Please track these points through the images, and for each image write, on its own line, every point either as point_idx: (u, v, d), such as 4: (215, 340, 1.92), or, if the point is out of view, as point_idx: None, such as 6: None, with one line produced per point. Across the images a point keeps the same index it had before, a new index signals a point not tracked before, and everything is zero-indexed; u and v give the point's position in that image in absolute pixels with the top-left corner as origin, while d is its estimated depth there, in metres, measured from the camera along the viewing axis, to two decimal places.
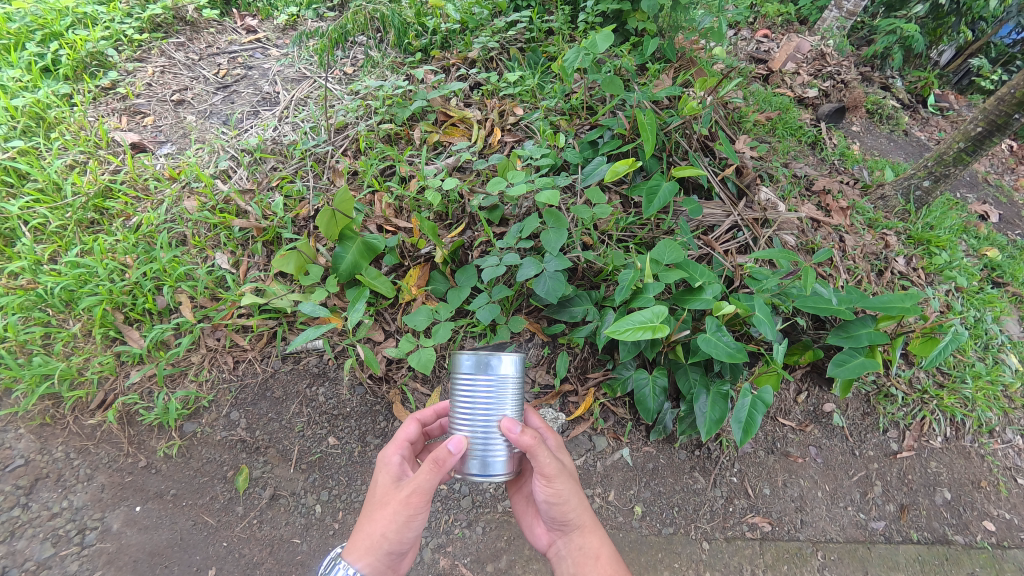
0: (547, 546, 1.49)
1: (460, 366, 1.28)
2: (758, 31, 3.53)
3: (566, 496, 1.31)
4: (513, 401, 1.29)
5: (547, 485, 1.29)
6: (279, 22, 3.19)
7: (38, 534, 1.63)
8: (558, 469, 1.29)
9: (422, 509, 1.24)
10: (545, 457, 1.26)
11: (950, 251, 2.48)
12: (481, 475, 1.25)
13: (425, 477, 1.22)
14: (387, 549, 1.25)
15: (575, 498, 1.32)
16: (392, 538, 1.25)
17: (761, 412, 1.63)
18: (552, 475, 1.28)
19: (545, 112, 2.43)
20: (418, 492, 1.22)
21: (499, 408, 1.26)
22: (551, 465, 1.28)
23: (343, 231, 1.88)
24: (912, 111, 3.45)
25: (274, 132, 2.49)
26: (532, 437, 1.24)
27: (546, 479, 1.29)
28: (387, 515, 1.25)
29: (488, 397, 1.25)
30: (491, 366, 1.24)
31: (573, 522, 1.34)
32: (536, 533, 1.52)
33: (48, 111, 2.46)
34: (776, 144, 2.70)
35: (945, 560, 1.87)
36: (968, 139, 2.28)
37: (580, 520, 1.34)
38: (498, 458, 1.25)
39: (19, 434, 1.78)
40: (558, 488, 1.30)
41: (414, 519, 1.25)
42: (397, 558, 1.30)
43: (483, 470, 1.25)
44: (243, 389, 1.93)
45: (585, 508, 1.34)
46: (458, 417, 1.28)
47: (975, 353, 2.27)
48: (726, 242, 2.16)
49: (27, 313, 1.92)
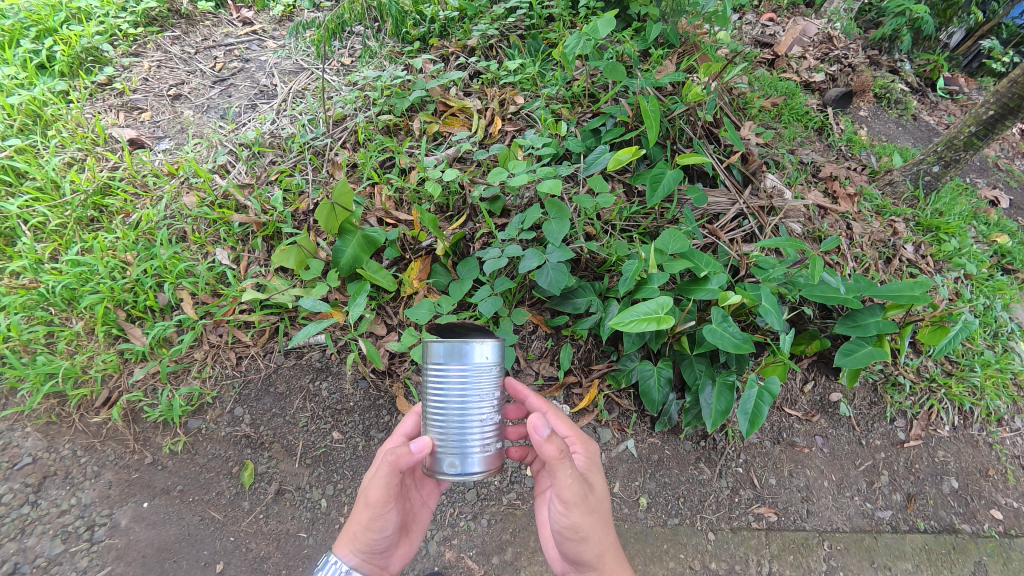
0: (561, 570, 1.48)
1: (433, 355, 1.22)
2: (763, 14, 3.45)
3: (585, 529, 1.29)
4: (489, 393, 1.24)
5: (566, 512, 1.28)
6: (275, 14, 3.13)
7: (48, 531, 1.65)
8: (581, 497, 1.25)
9: (387, 506, 1.29)
10: (567, 476, 1.22)
11: (960, 238, 2.44)
12: (454, 469, 1.22)
13: (380, 477, 1.26)
14: (360, 545, 1.31)
15: (596, 534, 1.29)
16: (362, 535, 1.30)
17: (767, 404, 1.61)
18: (572, 502, 1.25)
19: (546, 100, 2.39)
20: (376, 488, 1.27)
21: (474, 399, 1.21)
22: (575, 491, 1.24)
23: (343, 224, 1.86)
24: (921, 95, 3.38)
25: (272, 126, 2.47)
26: (556, 449, 1.19)
27: (567, 506, 1.26)
28: (356, 512, 1.31)
29: (460, 389, 1.20)
30: (460, 356, 1.19)
31: (590, 560, 1.32)
32: (552, 555, 1.51)
33: (45, 108, 2.45)
34: (782, 130, 2.65)
35: (952, 549, 1.86)
36: (980, 123, 2.24)
37: (599, 557, 1.31)
38: (473, 450, 1.22)
39: (26, 433, 1.78)
40: (577, 519, 1.28)
41: (379, 518, 1.29)
42: (377, 553, 1.36)
43: (456, 464, 1.22)
44: (246, 385, 1.93)
45: (606, 548, 1.30)
46: (433, 412, 1.23)
47: (984, 341, 2.24)
48: (731, 231, 2.14)
49: (29, 312, 1.91)
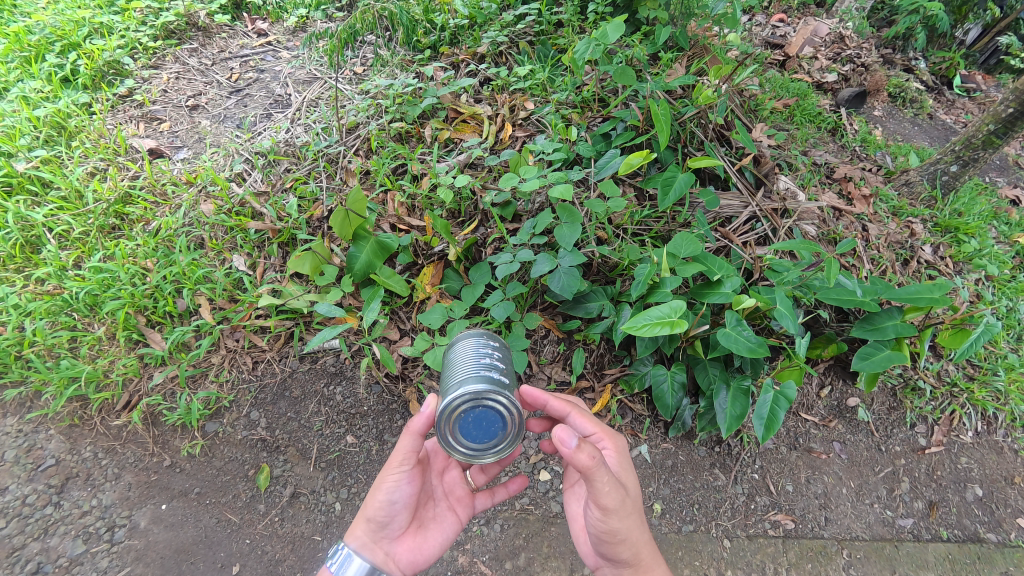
0: (594, 566, 1.47)
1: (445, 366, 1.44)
2: (773, 16, 3.43)
3: (622, 532, 1.29)
4: (466, 357, 1.31)
5: (604, 516, 1.27)
6: (290, 24, 3.20)
7: (70, 531, 1.68)
8: (617, 502, 1.25)
9: (400, 472, 1.35)
10: (602, 481, 1.20)
11: (980, 239, 2.39)
12: (484, 391, 1.20)
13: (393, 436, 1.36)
14: (367, 515, 1.37)
15: (633, 534, 1.30)
16: (372, 500, 1.37)
17: (783, 408, 1.60)
18: (609, 507, 1.24)
19: (556, 105, 2.41)
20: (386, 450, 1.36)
21: (451, 364, 1.34)
22: (611, 497, 1.23)
23: (357, 231, 1.90)
24: (937, 93, 3.33)
25: (287, 134, 2.51)
26: (589, 457, 1.16)
27: (605, 511, 1.25)
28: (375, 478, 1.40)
29: (463, 349, 1.36)
30: (475, 332, 1.45)
31: (627, 558, 1.33)
32: (583, 551, 1.49)
33: (69, 120, 2.53)
34: (794, 131, 2.63)
35: (976, 559, 1.81)
36: (998, 121, 2.19)
37: (636, 555, 1.32)
38: (494, 378, 1.24)
39: (50, 435, 1.83)
40: (614, 523, 1.27)
41: (386, 482, 1.35)
42: (384, 532, 1.39)
43: (480, 383, 1.21)
44: (263, 389, 1.96)
45: (642, 545, 1.32)
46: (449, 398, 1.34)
47: (1007, 344, 2.19)
48: (744, 234, 2.12)
49: (54, 318, 1.98)
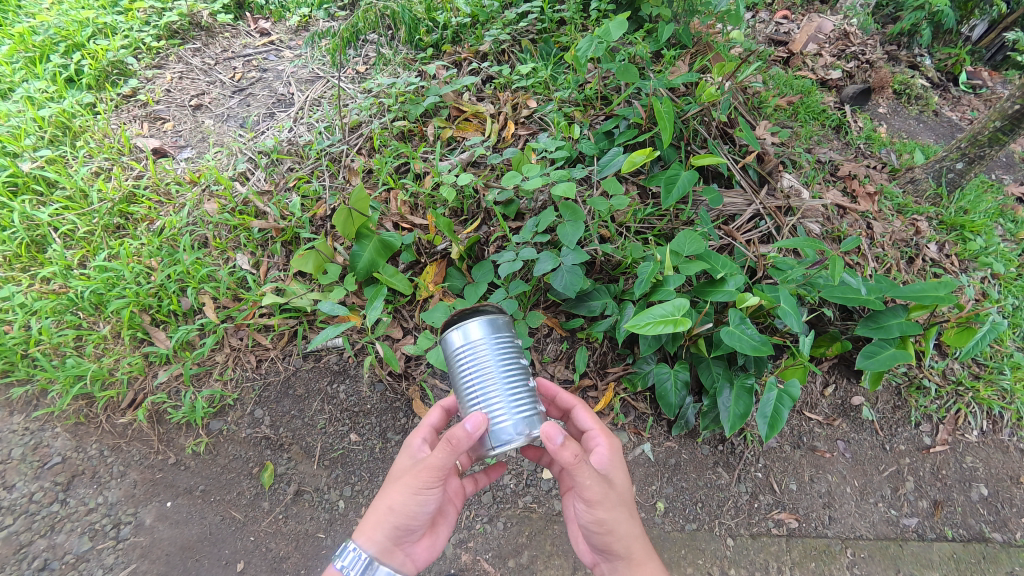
0: (591, 563, 1.47)
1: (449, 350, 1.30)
2: (777, 13, 3.41)
3: (610, 524, 1.30)
4: (505, 368, 1.26)
5: (591, 509, 1.29)
6: (292, 23, 3.21)
7: (76, 528, 1.70)
8: (602, 494, 1.27)
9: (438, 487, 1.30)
10: (586, 476, 1.23)
11: (986, 236, 2.38)
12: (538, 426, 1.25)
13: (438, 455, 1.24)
14: (392, 524, 1.32)
15: (623, 528, 1.30)
16: (399, 510, 1.31)
17: (787, 407, 1.59)
18: (594, 499, 1.27)
19: (558, 103, 2.40)
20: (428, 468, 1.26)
21: (486, 371, 1.25)
22: (595, 489, 1.26)
23: (359, 230, 1.91)
24: (942, 90, 3.31)
25: (290, 133, 2.52)
26: (572, 455, 1.19)
27: (591, 504, 1.28)
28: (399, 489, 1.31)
29: (496, 358, 1.26)
30: (489, 319, 1.29)
31: (620, 551, 1.33)
32: (581, 549, 1.49)
33: (74, 120, 2.54)
34: (799, 128, 2.61)
35: (982, 559, 1.80)
36: (1005, 118, 2.16)
37: (628, 548, 1.32)
38: (537, 408, 1.28)
39: (56, 433, 1.84)
40: (601, 514, 1.29)
41: (423, 495, 1.30)
42: (405, 536, 1.39)
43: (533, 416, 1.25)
44: (266, 387, 1.96)
45: (634, 539, 1.31)
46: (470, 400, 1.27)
47: (1014, 343, 2.17)
48: (747, 232, 2.11)
49: (59, 317, 1.99)
